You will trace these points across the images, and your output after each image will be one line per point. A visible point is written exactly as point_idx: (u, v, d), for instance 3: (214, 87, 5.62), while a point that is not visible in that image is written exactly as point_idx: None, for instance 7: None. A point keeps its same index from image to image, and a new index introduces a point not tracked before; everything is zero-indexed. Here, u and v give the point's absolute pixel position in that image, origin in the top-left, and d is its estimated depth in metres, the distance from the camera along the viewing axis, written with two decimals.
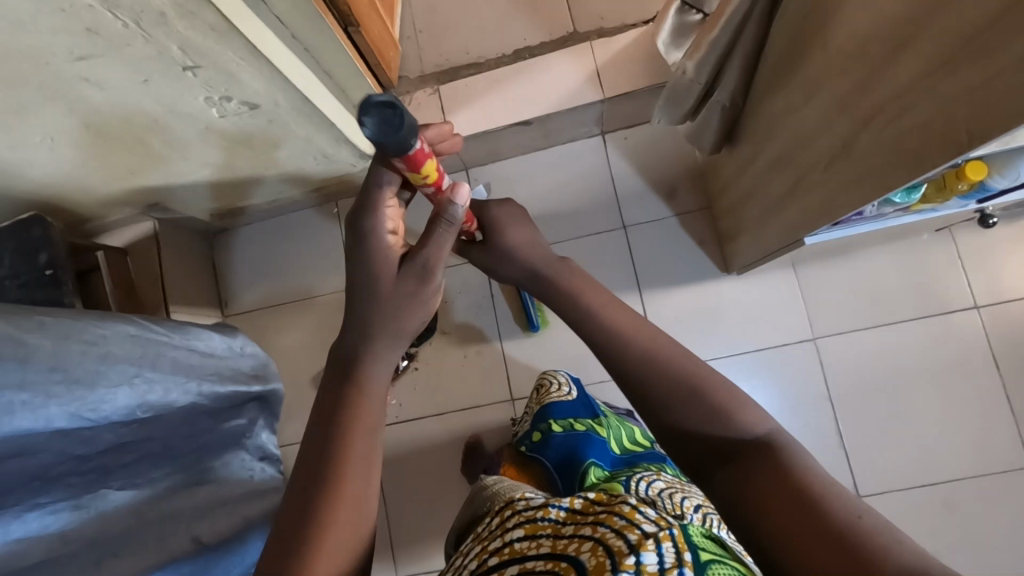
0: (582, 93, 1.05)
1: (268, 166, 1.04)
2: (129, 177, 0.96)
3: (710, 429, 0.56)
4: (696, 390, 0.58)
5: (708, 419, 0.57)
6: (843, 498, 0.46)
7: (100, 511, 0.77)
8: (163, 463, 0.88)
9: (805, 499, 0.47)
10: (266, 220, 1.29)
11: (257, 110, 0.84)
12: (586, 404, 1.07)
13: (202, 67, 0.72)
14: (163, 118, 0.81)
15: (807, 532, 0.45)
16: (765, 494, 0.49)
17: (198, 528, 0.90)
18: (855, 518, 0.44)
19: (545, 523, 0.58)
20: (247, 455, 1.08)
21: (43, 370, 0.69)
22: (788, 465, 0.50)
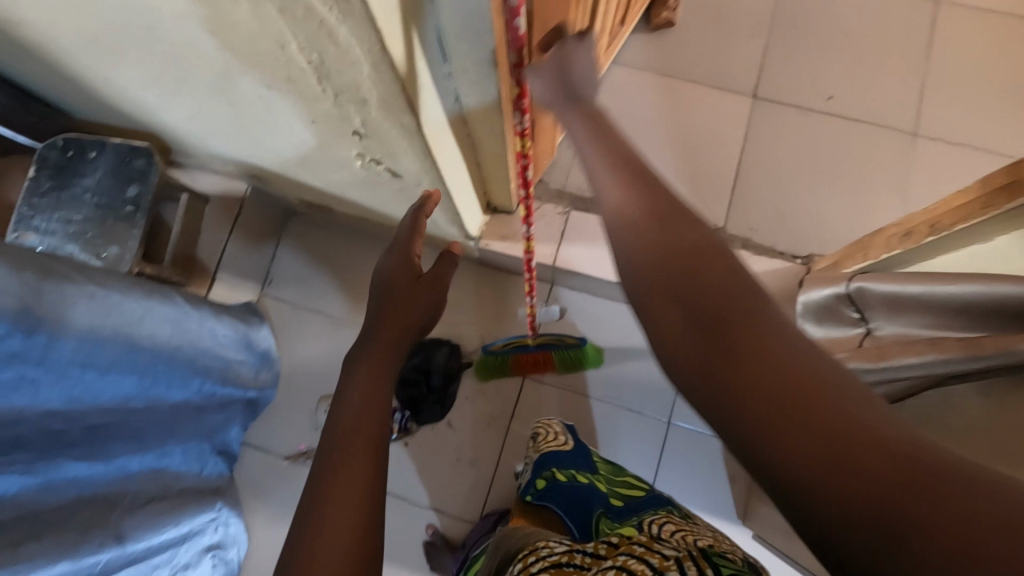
0: None
1: (376, 203, 1.00)
2: (247, 154, 0.93)
3: (698, 313, 0.40)
4: (679, 267, 0.43)
5: (697, 294, 0.41)
6: (853, 385, 0.33)
7: (54, 482, 0.70)
8: (132, 451, 0.83)
9: (840, 419, 0.32)
10: (346, 226, 1.24)
11: (397, 179, 0.81)
12: (584, 455, 0.95)
13: (371, 139, 0.69)
14: (309, 143, 0.77)
15: (812, 442, 0.32)
16: (773, 406, 0.34)
17: (128, 524, 0.81)
18: (864, 413, 0.31)
19: (569, 566, 0.59)
20: (207, 449, 1.03)
21: (69, 350, 0.65)
22: (798, 362, 0.35)
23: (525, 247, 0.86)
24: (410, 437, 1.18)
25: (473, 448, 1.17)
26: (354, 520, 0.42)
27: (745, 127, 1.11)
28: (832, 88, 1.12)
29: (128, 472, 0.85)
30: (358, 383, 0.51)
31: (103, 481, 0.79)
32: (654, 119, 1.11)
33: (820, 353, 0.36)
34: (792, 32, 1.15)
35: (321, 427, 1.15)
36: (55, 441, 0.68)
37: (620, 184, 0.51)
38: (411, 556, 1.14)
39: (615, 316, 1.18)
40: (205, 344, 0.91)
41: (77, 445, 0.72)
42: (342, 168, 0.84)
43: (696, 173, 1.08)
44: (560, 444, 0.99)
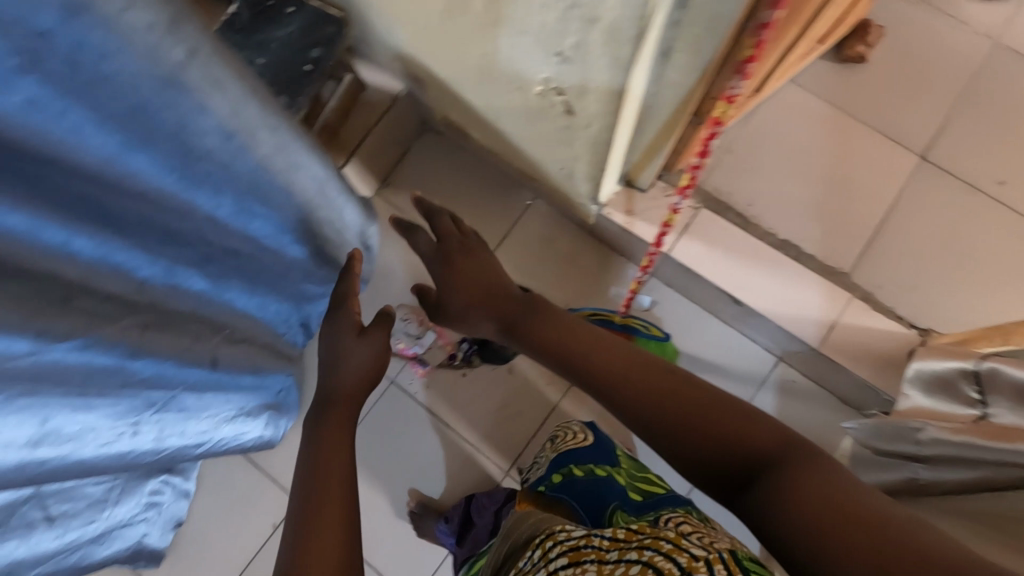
0: (805, 326, 0.99)
1: (524, 139, 1.02)
2: (425, 55, 0.96)
3: (715, 450, 0.54)
4: (699, 407, 0.57)
5: (722, 435, 0.54)
6: (859, 494, 0.43)
7: (177, 283, 0.76)
8: (242, 286, 0.88)
9: (851, 505, 0.42)
10: (474, 158, 1.28)
11: (568, 116, 0.82)
12: (605, 450, 0.94)
13: (571, 65, 0.70)
14: (500, 56, 0.80)
15: (846, 542, 0.40)
16: (795, 508, 0.45)
17: (222, 351, 0.87)
18: (879, 515, 0.41)
19: (588, 550, 0.59)
20: (294, 316, 1.07)
21: (245, 168, 0.69)
22: (807, 470, 0.47)
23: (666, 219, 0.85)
24: (469, 368, 1.21)
25: (522, 399, 1.21)
26: (336, 534, 0.60)
27: (902, 183, 1.07)
28: (1006, 173, 1.07)
29: (236, 303, 0.90)
30: (321, 447, 0.70)
31: (215, 299, 0.85)
32: (813, 146, 1.09)
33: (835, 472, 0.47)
34: (982, 106, 1.10)
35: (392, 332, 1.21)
36: (198, 246, 0.75)
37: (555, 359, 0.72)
38: (433, 479, 1.18)
39: (701, 322, 1.18)
40: (339, 214, 0.94)
41: (208, 257, 0.78)
42: (516, 91, 0.86)
43: (838, 211, 1.06)
44: (581, 440, 0.98)
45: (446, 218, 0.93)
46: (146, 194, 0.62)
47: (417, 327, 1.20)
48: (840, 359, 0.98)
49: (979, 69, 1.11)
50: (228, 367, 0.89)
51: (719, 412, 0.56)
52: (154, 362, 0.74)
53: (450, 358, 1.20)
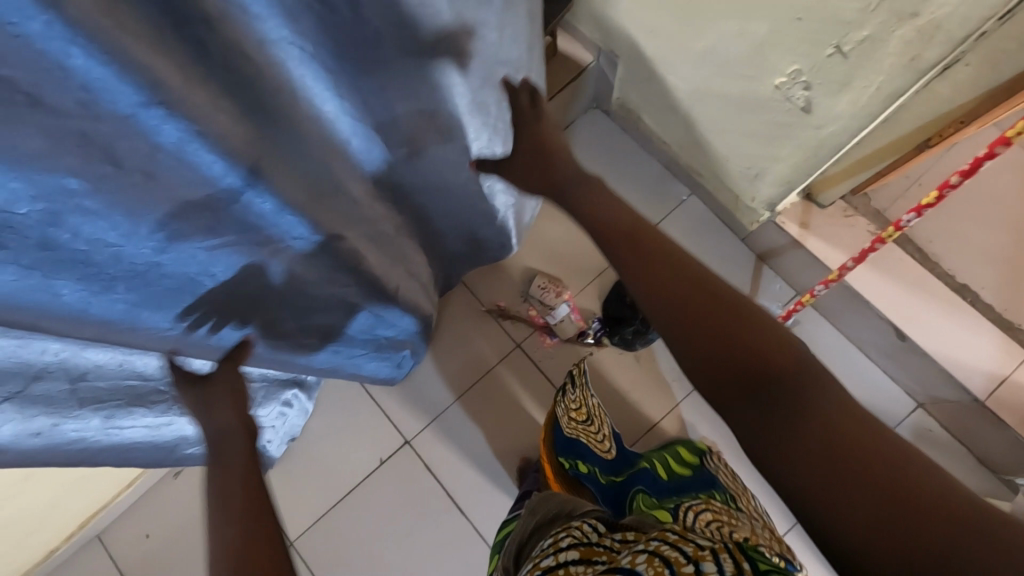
0: (974, 375, 0.96)
1: (717, 132, 1.01)
2: (642, 29, 0.96)
3: (728, 360, 0.51)
4: (721, 314, 0.54)
5: (735, 344, 0.52)
6: (868, 436, 0.44)
7: (395, 205, 0.77)
8: (432, 223, 0.89)
9: (858, 447, 0.43)
10: (636, 144, 1.29)
11: (801, 114, 0.80)
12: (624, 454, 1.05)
13: (846, 60, 0.69)
14: (747, 41, 0.79)
15: (856, 496, 0.41)
16: (798, 441, 0.45)
17: (403, 279, 0.89)
18: (894, 462, 0.42)
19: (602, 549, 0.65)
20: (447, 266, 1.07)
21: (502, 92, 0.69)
22: (822, 403, 0.46)
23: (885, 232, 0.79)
24: (597, 348, 1.19)
25: (643, 393, 1.17)
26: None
27: None
28: None
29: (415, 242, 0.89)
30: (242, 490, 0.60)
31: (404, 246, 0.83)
32: (1005, 195, 1.05)
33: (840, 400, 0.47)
34: None
35: (526, 298, 1.22)
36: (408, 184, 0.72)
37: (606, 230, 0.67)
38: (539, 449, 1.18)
39: (846, 354, 1.13)
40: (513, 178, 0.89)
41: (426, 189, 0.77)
42: (745, 81, 0.85)
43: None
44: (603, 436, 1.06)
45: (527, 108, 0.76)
46: (424, 114, 0.63)
47: (552, 298, 1.19)
48: (1003, 416, 0.95)
49: None
50: (406, 297, 0.91)
51: (736, 322, 0.53)
52: (362, 271, 0.77)
53: (580, 334, 1.19)
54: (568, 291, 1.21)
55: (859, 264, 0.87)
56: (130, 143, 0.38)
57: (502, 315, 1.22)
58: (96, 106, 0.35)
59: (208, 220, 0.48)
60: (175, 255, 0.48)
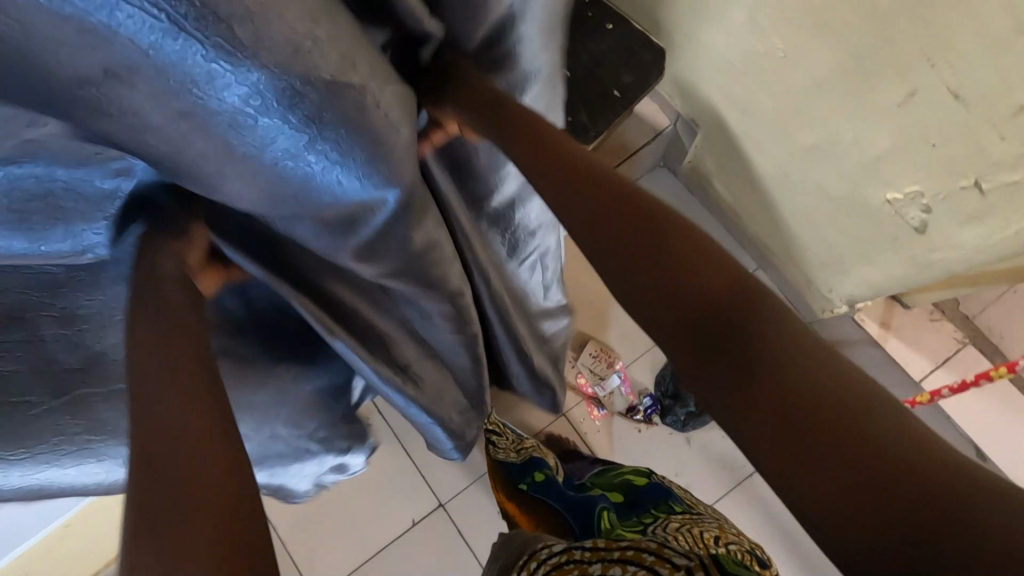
0: None
1: (799, 224, 0.94)
2: (734, 112, 0.90)
3: (689, 289, 0.40)
4: (674, 229, 0.42)
5: (694, 254, 0.41)
6: (857, 380, 0.35)
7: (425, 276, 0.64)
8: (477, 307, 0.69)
9: (833, 412, 0.34)
10: (702, 208, 1.22)
11: (913, 231, 0.74)
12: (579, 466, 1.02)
13: (985, 197, 0.62)
14: (862, 151, 0.72)
15: (868, 478, 0.32)
16: (776, 413, 0.35)
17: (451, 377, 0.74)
18: (892, 412, 0.34)
19: (570, 565, 0.66)
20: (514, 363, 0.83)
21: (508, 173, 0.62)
22: (799, 337, 0.37)
23: (997, 371, 0.74)
24: (646, 426, 1.14)
25: (691, 477, 1.12)
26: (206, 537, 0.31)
27: None
28: None
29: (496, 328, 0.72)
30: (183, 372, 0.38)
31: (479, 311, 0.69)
32: None
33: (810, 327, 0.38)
34: None
35: (575, 365, 1.17)
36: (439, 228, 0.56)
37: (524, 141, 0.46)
38: None
39: None
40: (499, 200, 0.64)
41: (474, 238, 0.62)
42: (848, 186, 0.78)
43: None
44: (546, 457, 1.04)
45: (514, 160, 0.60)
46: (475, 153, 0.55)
47: (604, 367, 1.15)
48: None
49: None
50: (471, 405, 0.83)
51: (688, 234, 0.42)
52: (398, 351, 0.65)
53: (630, 410, 1.14)
54: (620, 360, 1.16)
55: (956, 393, 0.81)
56: (238, 143, 0.34)
57: None
58: (149, 70, 0.30)
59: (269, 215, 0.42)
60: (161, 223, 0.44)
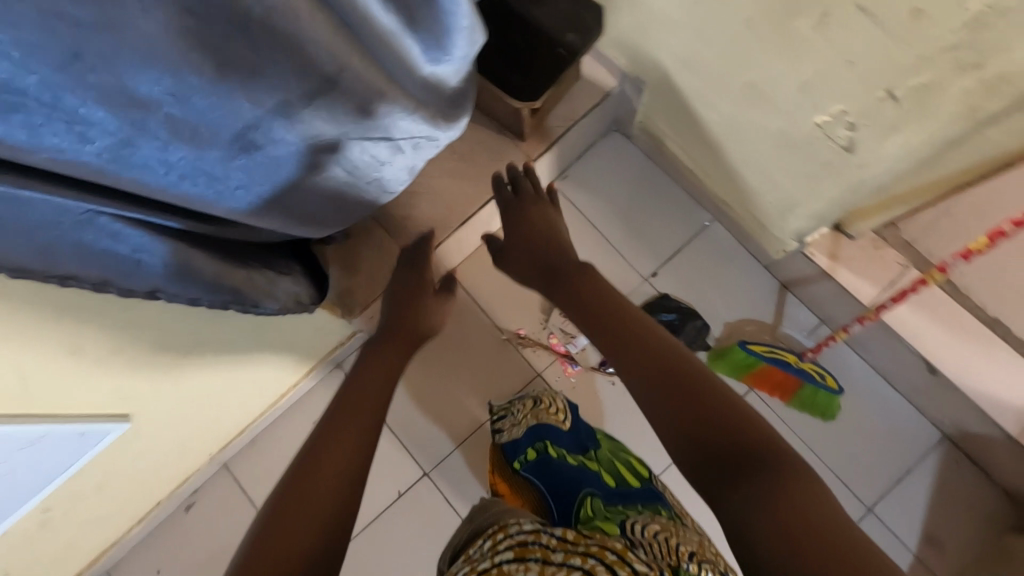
0: (1006, 413, 0.94)
1: (744, 165, 0.99)
2: (673, 61, 0.94)
3: (711, 438, 0.59)
4: (698, 396, 0.63)
5: (723, 426, 0.60)
6: (829, 517, 0.49)
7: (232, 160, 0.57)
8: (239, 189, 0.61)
9: (823, 538, 0.47)
10: (657, 167, 1.26)
11: (844, 152, 0.79)
12: (578, 440, 0.97)
13: (898, 102, 0.67)
14: (789, 77, 0.76)
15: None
16: (764, 536, 0.49)
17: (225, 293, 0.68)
18: (862, 547, 0.47)
19: (534, 546, 0.60)
20: (267, 277, 0.77)
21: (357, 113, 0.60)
22: (796, 492, 0.52)
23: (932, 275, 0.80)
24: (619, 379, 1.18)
25: None
26: None
27: None
28: None
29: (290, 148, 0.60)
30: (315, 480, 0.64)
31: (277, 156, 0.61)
32: None
33: (809, 487, 0.53)
34: None
35: (546, 326, 1.20)
36: (393, 73, 0.58)
37: (636, 340, 0.73)
38: None
39: (875, 387, 1.13)
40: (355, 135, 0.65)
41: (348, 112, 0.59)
42: (782, 118, 0.83)
43: None
44: (560, 423, 1.00)
45: (526, 180, 1.02)
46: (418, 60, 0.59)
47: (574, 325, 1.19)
48: None
49: None
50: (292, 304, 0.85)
51: (715, 397, 0.63)
52: (230, 256, 0.70)
53: (603, 364, 1.18)
54: None
55: (899, 302, 0.86)
56: None
57: (522, 344, 1.20)
58: None
59: (282, 129, 0.57)
60: (105, 128, 0.45)
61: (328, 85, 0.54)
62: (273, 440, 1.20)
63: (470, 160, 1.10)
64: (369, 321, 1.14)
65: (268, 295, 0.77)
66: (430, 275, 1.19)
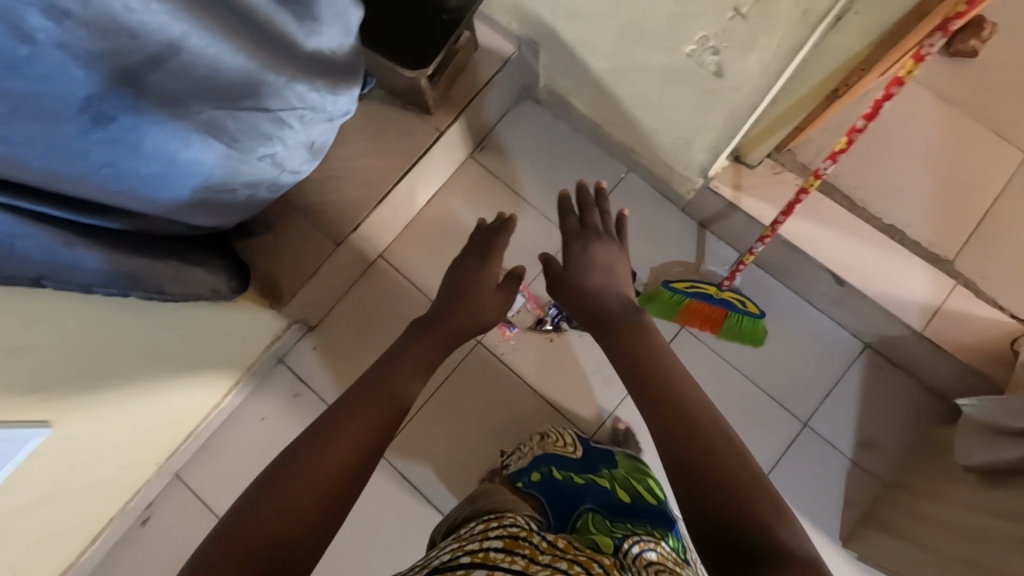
0: (909, 310, 1.00)
1: (641, 108, 1.02)
2: (556, 15, 0.97)
3: (718, 504, 0.55)
4: (718, 454, 0.58)
5: (738, 491, 0.55)
6: None
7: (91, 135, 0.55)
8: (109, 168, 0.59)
9: None
10: (570, 128, 1.30)
11: (715, 77, 0.83)
12: (592, 462, 0.97)
13: (744, 19, 0.71)
14: (653, 12, 0.80)
15: None
16: None
17: (114, 273, 0.68)
18: None
19: (524, 543, 0.57)
20: (172, 264, 0.76)
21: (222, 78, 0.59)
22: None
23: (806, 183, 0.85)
24: (557, 334, 1.21)
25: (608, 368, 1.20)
26: None
27: (1008, 176, 1.08)
28: None
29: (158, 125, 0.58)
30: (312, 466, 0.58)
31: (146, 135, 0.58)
32: (920, 136, 1.09)
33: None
34: None
35: None
36: (250, 28, 0.58)
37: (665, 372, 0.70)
38: (516, 434, 1.19)
39: (797, 309, 1.18)
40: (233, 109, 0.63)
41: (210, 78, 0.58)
42: (660, 53, 0.87)
43: (946, 199, 1.06)
44: (569, 451, 1.01)
45: (595, 211, 0.99)
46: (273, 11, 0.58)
47: None
48: (944, 345, 0.99)
49: None
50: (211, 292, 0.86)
51: (735, 462, 0.57)
52: (125, 242, 0.69)
53: (539, 322, 1.20)
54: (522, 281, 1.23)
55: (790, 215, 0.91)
56: None
57: None
58: None
59: (138, 97, 0.55)
60: None
61: (177, 45, 0.52)
62: (222, 442, 1.19)
63: (381, 140, 1.12)
64: (304, 310, 1.15)
65: (178, 283, 0.78)
66: (360, 259, 1.20)
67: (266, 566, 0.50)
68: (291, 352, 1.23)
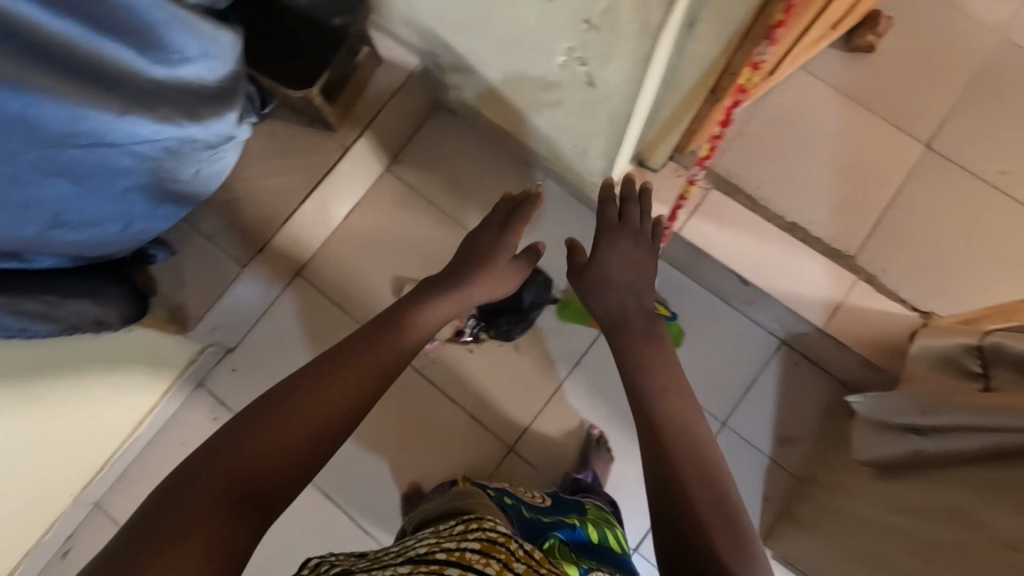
0: (810, 307, 1.01)
1: (537, 116, 1.02)
2: (443, 28, 0.97)
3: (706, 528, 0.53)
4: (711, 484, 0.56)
5: (722, 518, 0.53)
6: None
7: None
8: None
9: None
10: (486, 136, 1.29)
11: (589, 87, 0.83)
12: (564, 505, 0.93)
13: (597, 30, 0.71)
14: (520, 23, 0.80)
15: None
16: None
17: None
18: None
19: (500, 548, 0.52)
20: (43, 298, 0.76)
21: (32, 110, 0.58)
22: None
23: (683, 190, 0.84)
24: (477, 345, 1.21)
25: (528, 377, 1.20)
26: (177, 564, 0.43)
27: (907, 170, 1.09)
28: (1009, 164, 1.09)
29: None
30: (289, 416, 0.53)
31: None
32: (821, 133, 1.10)
33: None
34: (994, 96, 1.11)
35: None
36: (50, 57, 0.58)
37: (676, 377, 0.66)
38: (438, 447, 1.18)
39: (713, 309, 1.19)
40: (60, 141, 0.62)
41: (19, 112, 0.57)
42: (537, 63, 0.86)
43: (846, 195, 1.07)
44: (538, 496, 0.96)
45: (636, 207, 0.81)
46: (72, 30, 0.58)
47: None
48: (845, 341, 1.00)
49: (985, 64, 1.12)
50: (104, 318, 0.86)
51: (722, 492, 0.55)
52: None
53: (457, 333, 1.20)
54: None
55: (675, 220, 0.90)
56: None
57: None
58: None
59: None
60: None
61: None
62: (141, 469, 1.18)
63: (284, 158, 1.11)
64: (216, 333, 1.15)
65: (48, 317, 0.77)
66: (275, 278, 1.19)
67: (238, 499, 0.48)
68: (210, 374, 1.22)
